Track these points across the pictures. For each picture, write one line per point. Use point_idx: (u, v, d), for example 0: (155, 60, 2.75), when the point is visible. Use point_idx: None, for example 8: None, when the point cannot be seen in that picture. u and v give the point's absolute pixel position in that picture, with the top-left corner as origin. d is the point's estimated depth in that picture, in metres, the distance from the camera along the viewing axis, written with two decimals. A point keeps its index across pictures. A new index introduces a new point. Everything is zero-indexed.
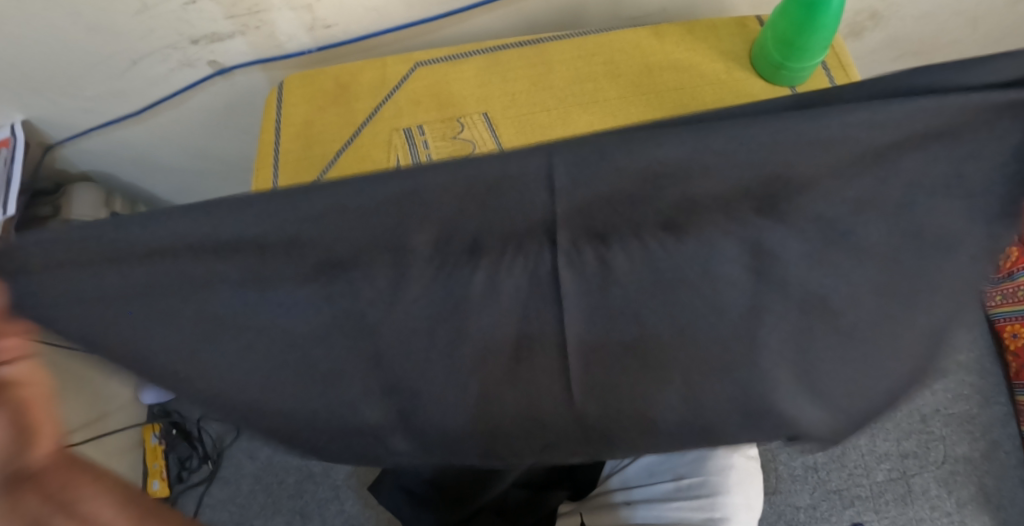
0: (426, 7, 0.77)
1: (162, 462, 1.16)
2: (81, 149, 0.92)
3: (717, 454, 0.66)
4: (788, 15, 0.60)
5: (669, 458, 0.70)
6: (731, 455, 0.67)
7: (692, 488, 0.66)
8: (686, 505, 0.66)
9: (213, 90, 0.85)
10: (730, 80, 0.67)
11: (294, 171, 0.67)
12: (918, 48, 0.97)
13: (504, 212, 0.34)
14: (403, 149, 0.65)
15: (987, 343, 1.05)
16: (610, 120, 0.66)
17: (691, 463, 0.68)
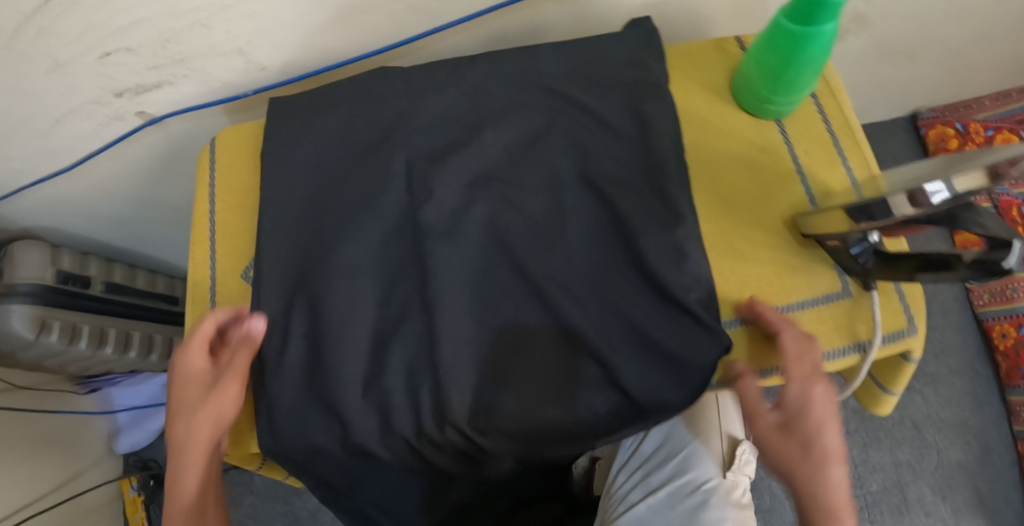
0: (370, 41, 0.70)
1: (144, 514, 1.13)
2: (15, 207, 0.85)
3: (709, 506, 0.67)
4: (772, 49, 0.54)
5: (662, 512, 0.69)
6: (722, 509, 0.67)
7: None
8: None
9: (150, 139, 0.78)
10: (710, 116, 0.62)
11: (235, 245, 0.63)
12: (902, 47, 0.92)
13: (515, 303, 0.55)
14: (354, 219, 0.59)
15: (977, 342, 1.03)
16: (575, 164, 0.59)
17: (683, 517, 0.68)
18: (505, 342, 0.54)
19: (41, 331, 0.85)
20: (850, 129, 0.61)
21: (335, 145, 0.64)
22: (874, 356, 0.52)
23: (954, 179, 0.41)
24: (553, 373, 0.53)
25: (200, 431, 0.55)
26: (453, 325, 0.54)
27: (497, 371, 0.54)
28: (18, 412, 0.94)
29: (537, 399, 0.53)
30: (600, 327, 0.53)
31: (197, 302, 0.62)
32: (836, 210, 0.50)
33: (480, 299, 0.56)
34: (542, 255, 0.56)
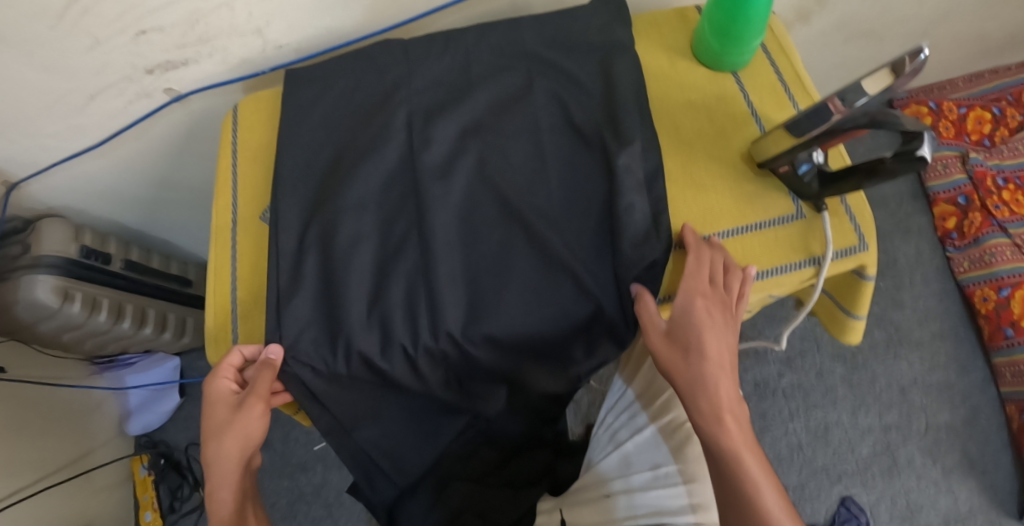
0: (372, 21, 0.78)
1: (154, 494, 1.17)
2: (46, 185, 0.91)
3: (692, 443, 0.67)
4: (720, 5, 0.61)
5: (649, 448, 0.70)
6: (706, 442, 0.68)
7: (670, 476, 0.66)
8: (665, 493, 0.66)
9: (174, 117, 0.86)
10: (672, 73, 0.68)
11: (252, 195, 0.68)
12: (867, 28, 0.98)
13: (507, 232, 0.60)
14: (353, 158, 0.63)
15: (960, 310, 1.06)
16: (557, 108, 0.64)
17: (670, 451, 0.68)
18: (499, 266, 0.59)
19: (65, 300, 0.91)
20: (800, 79, 0.67)
21: (339, 98, 0.67)
22: (827, 269, 0.57)
23: (863, 81, 0.49)
24: (543, 292, 0.58)
25: (228, 450, 0.58)
26: (451, 250, 0.59)
27: (485, 288, 0.58)
28: (39, 384, 1.00)
29: (530, 315, 0.58)
30: (574, 252, 0.59)
31: (220, 244, 0.67)
32: (778, 130, 0.57)
33: (475, 228, 0.60)
34: (528, 191, 0.61)
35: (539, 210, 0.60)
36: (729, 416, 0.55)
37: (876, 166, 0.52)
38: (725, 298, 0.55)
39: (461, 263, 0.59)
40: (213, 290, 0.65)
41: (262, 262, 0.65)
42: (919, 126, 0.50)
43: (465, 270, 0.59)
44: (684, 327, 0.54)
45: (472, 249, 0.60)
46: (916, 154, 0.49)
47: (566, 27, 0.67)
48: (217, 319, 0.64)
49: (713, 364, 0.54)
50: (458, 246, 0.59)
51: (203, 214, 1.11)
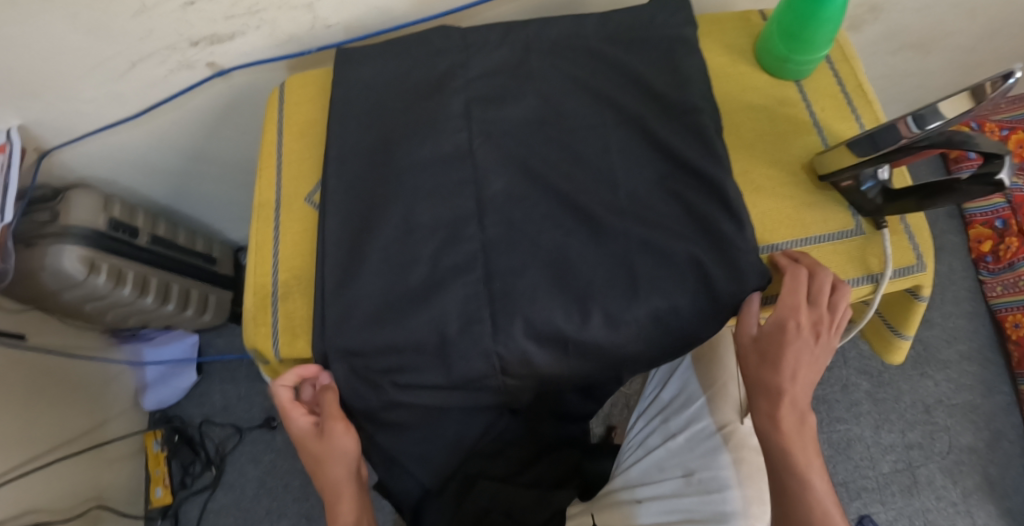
0: (426, 5, 0.76)
1: (166, 469, 1.15)
2: (78, 153, 0.90)
3: (725, 450, 0.65)
4: (791, 8, 0.60)
5: (681, 454, 0.68)
6: (741, 450, 0.64)
7: (703, 481, 0.63)
8: (697, 499, 0.62)
9: (213, 91, 0.84)
10: (734, 74, 0.67)
11: (298, 173, 0.66)
12: (918, 41, 0.97)
13: (563, 230, 0.58)
14: (409, 144, 0.62)
15: (988, 332, 1.06)
16: (618, 104, 0.63)
17: (702, 457, 0.65)
18: (554, 264, 0.56)
19: (91, 271, 0.90)
20: (862, 90, 0.66)
21: (393, 81, 0.66)
22: (885, 287, 0.57)
23: (940, 104, 0.47)
24: (601, 295, 0.55)
25: (337, 474, 0.62)
26: (503, 245, 0.57)
27: (539, 289, 0.55)
28: (55, 355, 1.00)
29: (588, 319, 0.54)
30: (632, 260, 0.56)
31: (262, 221, 0.65)
32: (840, 147, 0.56)
33: (527, 224, 0.58)
34: (586, 190, 0.59)
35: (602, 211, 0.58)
36: (791, 427, 0.55)
37: (952, 188, 0.51)
38: (823, 316, 0.54)
39: (514, 258, 0.57)
40: (253, 267, 0.63)
41: (306, 242, 0.63)
42: (998, 147, 0.49)
43: (519, 266, 0.57)
44: (774, 334, 0.54)
45: (526, 245, 0.57)
46: (994, 178, 0.49)
47: (629, 23, 0.66)
48: (257, 297, 0.61)
49: (786, 376, 0.54)
50: (510, 241, 0.58)
51: (229, 191, 1.09)
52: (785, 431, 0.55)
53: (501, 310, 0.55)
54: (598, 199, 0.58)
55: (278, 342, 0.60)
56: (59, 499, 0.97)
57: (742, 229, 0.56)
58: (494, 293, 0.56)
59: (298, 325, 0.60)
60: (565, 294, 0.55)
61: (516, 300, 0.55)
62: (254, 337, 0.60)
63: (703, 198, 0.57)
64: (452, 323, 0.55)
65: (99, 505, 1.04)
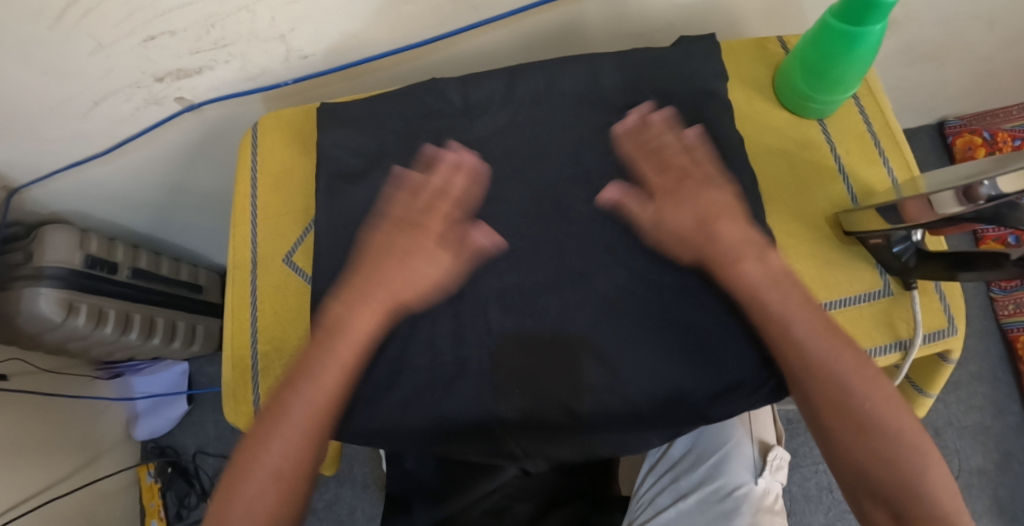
0: (409, 33, 0.70)
1: (160, 501, 1.12)
2: (50, 191, 0.85)
3: (740, 515, 0.63)
4: (818, 46, 0.55)
5: (692, 517, 0.65)
6: (758, 514, 0.63)
7: None
8: None
9: (187, 126, 0.79)
10: (751, 112, 0.63)
11: (275, 230, 0.62)
12: (933, 51, 0.92)
13: (570, 289, 0.56)
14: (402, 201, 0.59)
15: (999, 351, 1.03)
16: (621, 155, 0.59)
17: (717, 519, 0.63)
18: (562, 320, 0.56)
19: (69, 314, 0.86)
20: (890, 128, 0.62)
21: (381, 136, 0.62)
22: (915, 353, 0.54)
23: (1000, 177, 0.43)
24: (606, 336, 0.55)
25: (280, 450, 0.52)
26: (505, 310, 0.56)
27: (545, 327, 0.56)
28: (42, 395, 0.96)
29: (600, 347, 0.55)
30: (634, 302, 0.56)
31: (237, 285, 0.61)
32: (869, 210, 0.53)
33: (529, 283, 0.57)
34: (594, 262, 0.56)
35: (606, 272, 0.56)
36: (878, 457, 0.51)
37: (994, 263, 0.47)
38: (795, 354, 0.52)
39: (519, 319, 0.56)
40: (230, 338, 0.60)
41: (284, 309, 0.59)
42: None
43: (525, 320, 0.56)
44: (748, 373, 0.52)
45: (532, 304, 0.56)
46: None
47: (629, 66, 0.62)
48: (236, 372, 0.58)
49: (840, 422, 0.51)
50: (511, 305, 0.56)
51: (212, 218, 1.04)
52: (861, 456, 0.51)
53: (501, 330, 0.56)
54: (601, 266, 0.56)
55: None
56: None
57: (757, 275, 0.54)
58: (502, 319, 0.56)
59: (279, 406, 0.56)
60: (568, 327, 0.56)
61: (519, 330, 0.56)
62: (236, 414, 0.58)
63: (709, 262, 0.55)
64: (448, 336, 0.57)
65: None
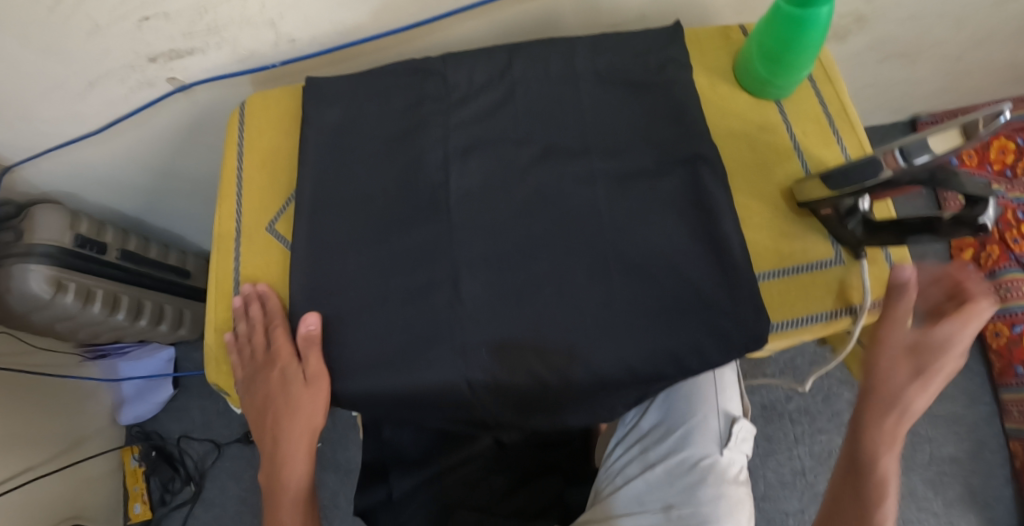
0: (392, 20, 0.72)
1: (144, 485, 1.12)
2: (45, 171, 0.88)
3: (706, 485, 0.65)
4: (772, 31, 0.59)
5: (661, 487, 0.67)
6: (720, 486, 0.65)
7: (684, 519, 0.63)
8: None
9: (180, 107, 0.81)
10: (712, 95, 0.65)
11: (261, 201, 0.63)
12: (902, 47, 0.95)
13: (551, 255, 0.56)
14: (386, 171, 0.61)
15: (972, 342, 1.05)
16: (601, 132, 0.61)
17: (682, 492, 0.65)
18: (540, 281, 0.56)
19: (58, 291, 0.88)
20: (845, 113, 0.66)
21: (367, 116, 0.63)
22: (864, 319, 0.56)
23: (931, 137, 0.46)
24: (585, 300, 0.55)
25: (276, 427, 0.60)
26: (488, 275, 0.56)
27: (528, 283, 0.56)
28: (28, 375, 0.98)
29: (581, 300, 0.55)
30: (613, 260, 0.56)
31: (222, 253, 0.62)
32: (818, 178, 0.56)
33: (508, 247, 0.57)
34: (570, 245, 0.57)
35: (582, 235, 0.57)
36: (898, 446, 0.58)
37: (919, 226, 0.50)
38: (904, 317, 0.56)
39: (499, 281, 0.56)
40: (213, 304, 0.61)
41: (268, 278, 0.60)
42: (983, 192, 0.47)
43: (507, 277, 0.56)
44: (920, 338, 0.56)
45: (511, 270, 0.56)
46: (977, 222, 0.47)
47: (604, 48, 0.64)
48: (218, 335, 0.60)
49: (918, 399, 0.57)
50: (490, 271, 0.56)
51: (201, 204, 1.06)
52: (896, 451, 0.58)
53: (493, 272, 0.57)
54: (578, 240, 0.57)
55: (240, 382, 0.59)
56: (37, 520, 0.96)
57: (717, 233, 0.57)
58: (489, 271, 0.57)
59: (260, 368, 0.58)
60: (550, 280, 0.56)
61: (504, 286, 0.56)
62: (218, 375, 0.60)
63: (679, 231, 0.57)
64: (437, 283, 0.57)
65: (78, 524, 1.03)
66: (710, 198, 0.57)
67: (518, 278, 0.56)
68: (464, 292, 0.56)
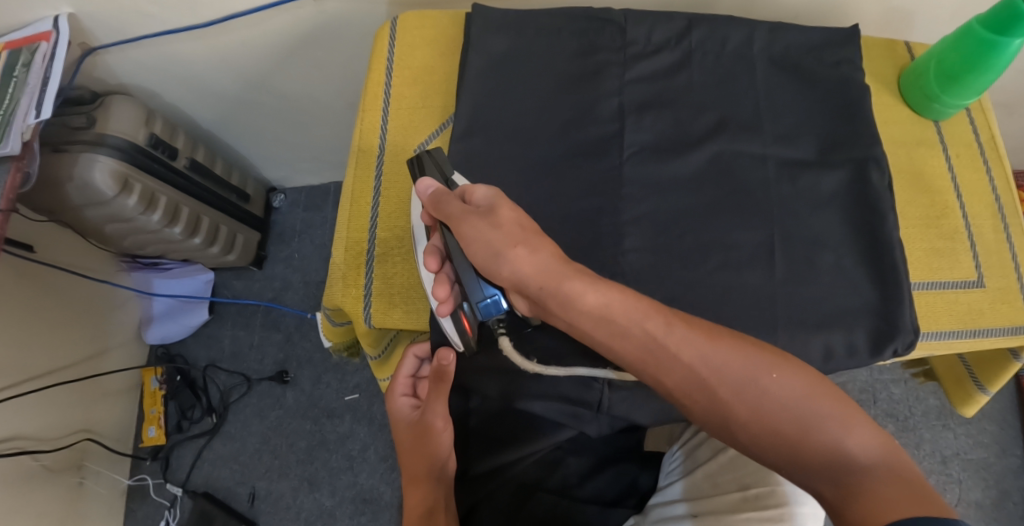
0: None
1: (162, 408, 1.08)
2: (130, 59, 0.81)
3: None
4: (958, 48, 0.58)
5: (733, 468, 0.58)
6: None
7: (761, 497, 0.52)
8: (757, 516, 0.50)
9: (303, 14, 0.76)
10: (877, 102, 0.66)
11: (408, 121, 0.61)
12: (1011, 98, 0.96)
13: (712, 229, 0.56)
14: (551, 115, 0.59)
15: (1012, 396, 1.08)
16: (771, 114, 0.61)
17: (756, 471, 0.55)
18: (701, 250, 0.56)
19: (123, 190, 0.81)
20: (995, 143, 0.67)
21: (534, 59, 0.61)
22: (991, 338, 0.60)
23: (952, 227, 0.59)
24: (743, 278, 0.55)
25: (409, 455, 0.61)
26: (649, 236, 0.56)
27: (688, 252, 0.56)
28: (65, 272, 0.92)
29: (742, 275, 0.55)
30: (772, 241, 0.56)
31: (360, 168, 0.60)
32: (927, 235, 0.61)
33: (669, 213, 0.57)
34: (739, 221, 0.57)
35: (744, 214, 0.57)
36: (719, 366, 0.43)
37: (446, 223, 0.52)
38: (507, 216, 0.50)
39: (661, 245, 0.56)
40: (346, 219, 0.59)
41: (412, 200, 0.58)
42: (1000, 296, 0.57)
43: (669, 241, 0.56)
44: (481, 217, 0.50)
45: (671, 236, 0.56)
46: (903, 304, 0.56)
47: (782, 35, 0.63)
48: (349, 254, 0.57)
49: (642, 319, 0.46)
50: (650, 233, 0.56)
51: (278, 127, 1.01)
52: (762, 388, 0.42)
53: (654, 236, 0.56)
54: (742, 219, 0.57)
55: (369, 308, 0.55)
56: (48, 428, 0.90)
57: (881, 236, 0.57)
58: (650, 233, 0.56)
59: (394, 294, 0.56)
60: (711, 250, 0.56)
61: (662, 253, 0.56)
62: (342, 298, 0.56)
63: (839, 228, 0.58)
64: (594, 238, 0.56)
65: (89, 438, 0.98)
66: (874, 201, 0.57)
67: (679, 243, 0.56)
68: (620, 251, 0.55)
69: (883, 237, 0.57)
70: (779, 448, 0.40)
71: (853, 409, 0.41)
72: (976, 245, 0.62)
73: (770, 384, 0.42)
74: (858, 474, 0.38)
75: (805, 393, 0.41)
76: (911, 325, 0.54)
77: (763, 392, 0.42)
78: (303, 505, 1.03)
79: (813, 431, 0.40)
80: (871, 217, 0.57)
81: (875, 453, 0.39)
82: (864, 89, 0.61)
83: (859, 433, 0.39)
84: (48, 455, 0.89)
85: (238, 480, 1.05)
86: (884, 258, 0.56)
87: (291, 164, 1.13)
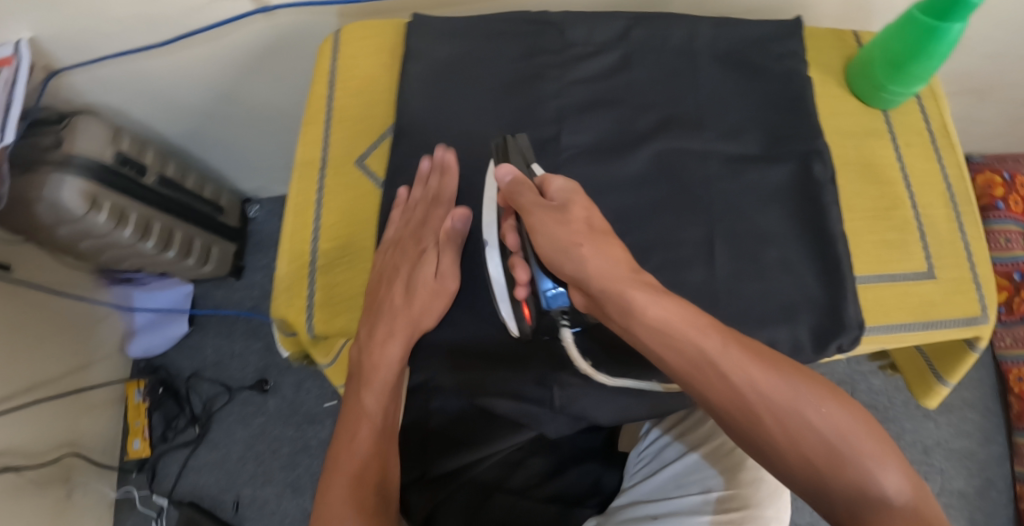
0: None
1: (146, 421, 1.09)
2: (95, 78, 0.82)
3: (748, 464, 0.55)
4: (900, 37, 0.58)
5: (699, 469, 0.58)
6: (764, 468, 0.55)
7: (725, 501, 0.53)
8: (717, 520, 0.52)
9: (258, 27, 0.77)
10: (824, 94, 0.66)
11: (350, 131, 0.62)
12: (978, 84, 0.95)
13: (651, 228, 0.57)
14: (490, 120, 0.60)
15: (992, 383, 1.07)
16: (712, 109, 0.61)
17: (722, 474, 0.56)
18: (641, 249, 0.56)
19: (91, 208, 0.82)
20: (946, 130, 0.66)
21: (473, 65, 0.61)
22: (943, 330, 0.59)
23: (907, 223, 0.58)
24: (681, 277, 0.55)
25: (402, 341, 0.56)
26: None
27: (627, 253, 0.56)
28: (43, 290, 0.94)
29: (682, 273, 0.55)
30: (712, 237, 0.56)
31: (304, 179, 0.61)
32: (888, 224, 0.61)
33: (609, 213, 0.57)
34: (679, 219, 0.57)
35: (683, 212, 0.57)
36: (769, 392, 0.40)
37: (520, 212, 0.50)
38: (578, 214, 0.48)
39: None
40: (290, 230, 0.59)
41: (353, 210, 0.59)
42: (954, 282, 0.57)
43: None
44: (552, 213, 0.48)
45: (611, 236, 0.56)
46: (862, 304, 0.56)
47: (724, 31, 0.63)
48: (292, 265, 0.58)
49: (703, 334, 0.43)
50: None
51: (249, 137, 1.02)
52: (810, 419, 0.39)
53: None
54: (681, 217, 0.57)
55: (312, 318, 0.57)
56: (33, 443, 0.91)
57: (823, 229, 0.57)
58: None
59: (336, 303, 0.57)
60: (650, 249, 0.56)
61: None
62: (285, 308, 0.57)
63: (780, 223, 0.57)
64: None
65: (73, 452, 0.99)
66: (814, 193, 0.57)
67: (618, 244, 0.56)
68: None
69: (823, 231, 0.57)
70: (809, 475, 0.38)
71: (890, 447, 0.39)
72: (926, 235, 0.62)
73: (815, 417, 0.39)
74: (883, 510, 0.36)
75: (849, 429, 0.39)
76: (854, 317, 0.54)
77: (812, 424, 0.39)
78: (287, 511, 1.05)
79: (850, 463, 0.38)
80: (811, 210, 0.57)
81: (908, 495, 0.37)
82: (806, 82, 0.61)
83: (894, 474, 0.37)
84: (34, 470, 0.91)
85: (223, 488, 1.07)
86: (826, 252, 0.56)
87: (267, 174, 1.14)
